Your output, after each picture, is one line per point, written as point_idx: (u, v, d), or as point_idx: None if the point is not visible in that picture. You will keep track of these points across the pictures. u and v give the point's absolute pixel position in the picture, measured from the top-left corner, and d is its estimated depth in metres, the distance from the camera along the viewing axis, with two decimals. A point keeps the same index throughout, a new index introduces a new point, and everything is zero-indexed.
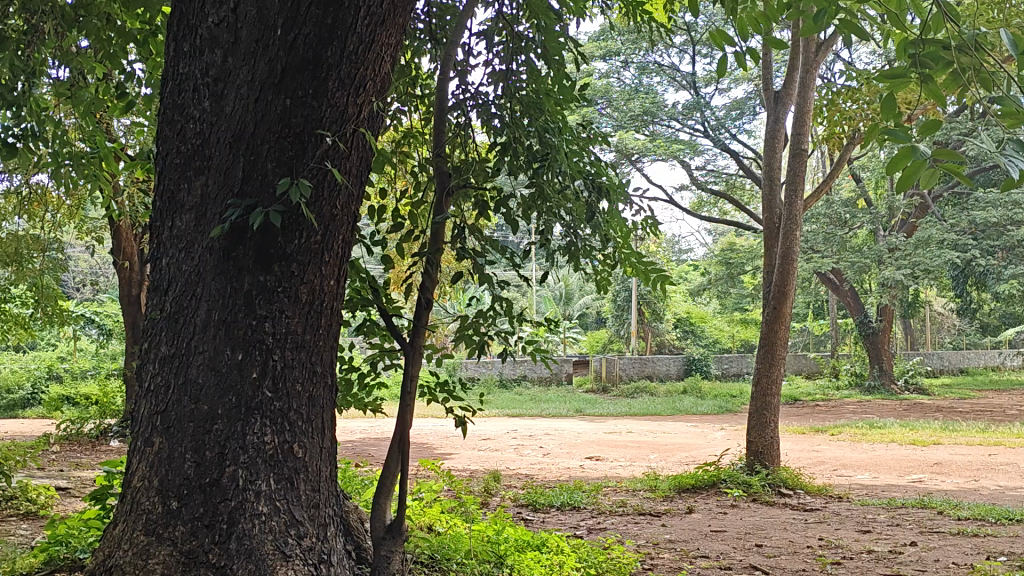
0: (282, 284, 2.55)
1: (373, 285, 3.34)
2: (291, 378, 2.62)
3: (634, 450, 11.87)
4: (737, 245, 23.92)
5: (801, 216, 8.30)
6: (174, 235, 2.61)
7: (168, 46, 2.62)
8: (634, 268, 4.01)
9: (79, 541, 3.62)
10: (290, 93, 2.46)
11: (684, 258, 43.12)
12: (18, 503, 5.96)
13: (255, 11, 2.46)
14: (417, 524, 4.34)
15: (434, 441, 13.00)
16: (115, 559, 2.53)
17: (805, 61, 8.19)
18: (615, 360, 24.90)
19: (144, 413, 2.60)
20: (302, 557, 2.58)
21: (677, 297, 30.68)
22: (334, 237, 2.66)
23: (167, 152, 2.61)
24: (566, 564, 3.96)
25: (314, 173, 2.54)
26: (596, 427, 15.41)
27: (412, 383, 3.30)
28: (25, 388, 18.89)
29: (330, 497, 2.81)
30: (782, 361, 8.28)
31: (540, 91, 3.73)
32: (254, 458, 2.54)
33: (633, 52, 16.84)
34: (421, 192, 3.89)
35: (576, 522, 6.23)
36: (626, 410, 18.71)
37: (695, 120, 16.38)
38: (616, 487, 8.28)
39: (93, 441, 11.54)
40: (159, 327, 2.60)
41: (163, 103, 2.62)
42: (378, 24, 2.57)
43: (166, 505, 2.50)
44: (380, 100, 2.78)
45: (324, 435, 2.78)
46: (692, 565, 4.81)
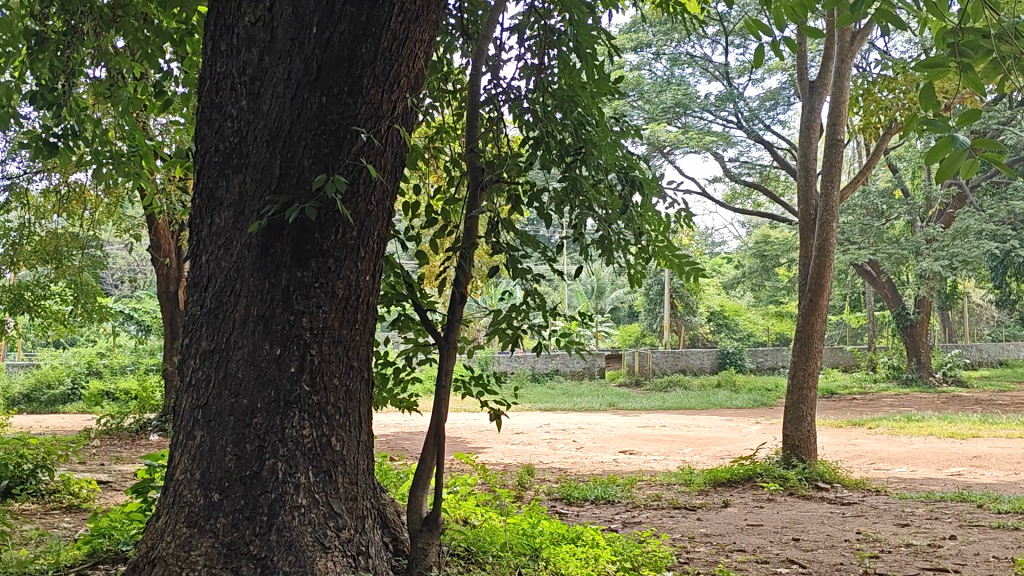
0: (319, 280, 2.57)
1: (407, 280, 3.36)
2: (329, 372, 2.65)
3: (669, 443, 11.84)
4: (771, 237, 23.75)
5: (837, 207, 8.21)
6: (213, 232, 2.64)
7: (205, 45, 2.67)
8: (668, 261, 3.98)
9: (121, 534, 3.70)
10: (325, 90, 2.48)
11: (718, 252, 42.90)
12: (61, 497, 6.12)
13: (291, 10, 2.49)
14: (452, 517, 4.38)
15: (467, 435, 13.05)
16: (157, 551, 2.57)
17: (840, 50, 8.10)
18: (649, 353, 24.86)
19: (186, 407, 2.65)
20: (339, 549, 2.61)
21: (711, 290, 30.51)
22: (369, 233, 2.68)
23: (206, 150, 2.65)
24: (600, 556, 3.95)
25: (349, 169, 2.55)
26: (629, 420, 15.36)
27: (447, 377, 3.31)
28: (65, 383, 19.24)
29: (367, 489, 2.84)
30: (818, 354, 8.20)
31: (574, 85, 3.74)
32: (293, 451, 2.57)
33: (665, 43, 16.70)
34: (454, 187, 3.90)
35: (611, 516, 6.23)
36: (660, 404, 18.64)
37: (729, 112, 16.21)
38: (651, 481, 8.28)
39: (132, 435, 11.73)
40: (199, 322, 2.64)
41: (201, 102, 2.67)
42: (412, 21, 2.60)
43: (207, 498, 2.54)
44: (414, 97, 2.80)
45: (361, 428, 2.81)
46: (729, 558, 4.80)
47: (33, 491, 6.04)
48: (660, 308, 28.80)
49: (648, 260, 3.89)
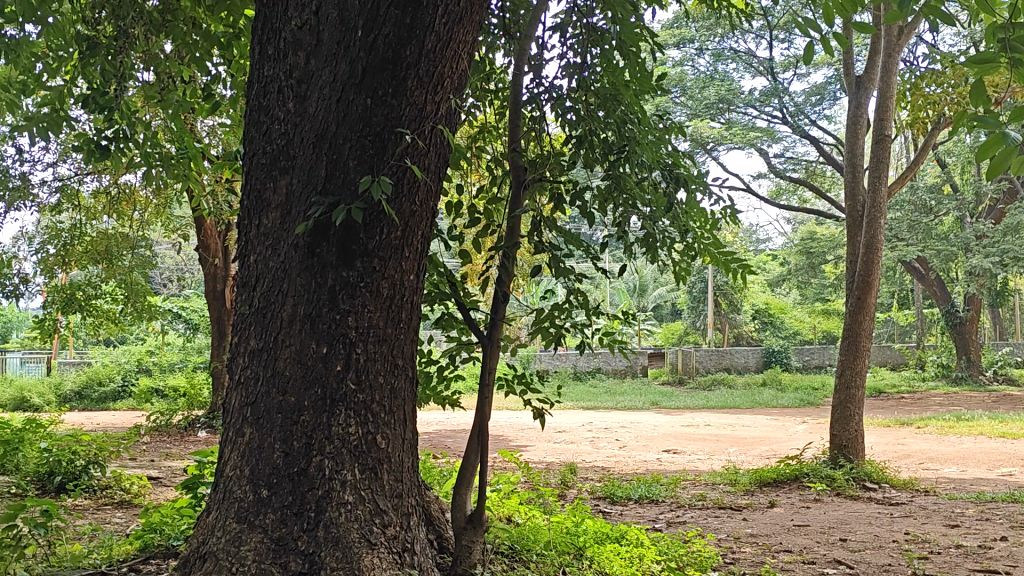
0: (364, 279, 2.60)
1: (450, 278, 3.38)
2: (374, 371, 2.67)
3: (714, 442, 11.76)
4: (818, 234, 23.45)
5: (886, 203, 8.08)
6: (261, 233, 2.69)
7: (253, 49, 2.72)
8: (713, 259, 3.93)
9: (172, 529, 3.78)
10: (370, 92, 2.51)
11: (762, 248, 42.52)
12: (112, 492, 6.26)
13: (337, 13, 2.52)
14: (496, 514, 4.39)
15: (509, 433, 13.09)
16: (208, 545, 2.62)
17: (887, 45, 7.97)
18: (692, 352, 24.71)
19: (236, 404, 2.70)
20: (385, 546, 2.63)
21: (756, 288, 30.22)
22: (414, 232, 2.71)
23: (254, 152, 2.69)
24: (645, 556, 3.95)
25: (394, 170, 2.58)
26: (671, 419, 15.27)
27: (490, 375, 3.31)
28: (115, 381, 19.64)
29: (412, 487, 2.86)
30: (866, 352, 8.09)
31: (616, 84, 3.73)
32: (339, 449, 2.60)
33: (708, 39, 16.56)
34: (495, 186, 3.91)
35: (655, 516, 6.21)
36: (704, 403, 18.54)
37: (773, 107, 16.03)
38: (695, 480, 8.24)
39: (182, 432, 11.94)
40: (248, 321, 2.68)
41: (250, 105, 2.71)
42: (455, 22, 2.62)
43: (256, 494, 2.58)
44: (458, 97, 2.81)
45: (405, 426, 2.84)
46: (775, 559, 4.77)
47: (85, 487, 6.19)
48: (704, 306, 28.61)
49: (692, 257, 3.86)
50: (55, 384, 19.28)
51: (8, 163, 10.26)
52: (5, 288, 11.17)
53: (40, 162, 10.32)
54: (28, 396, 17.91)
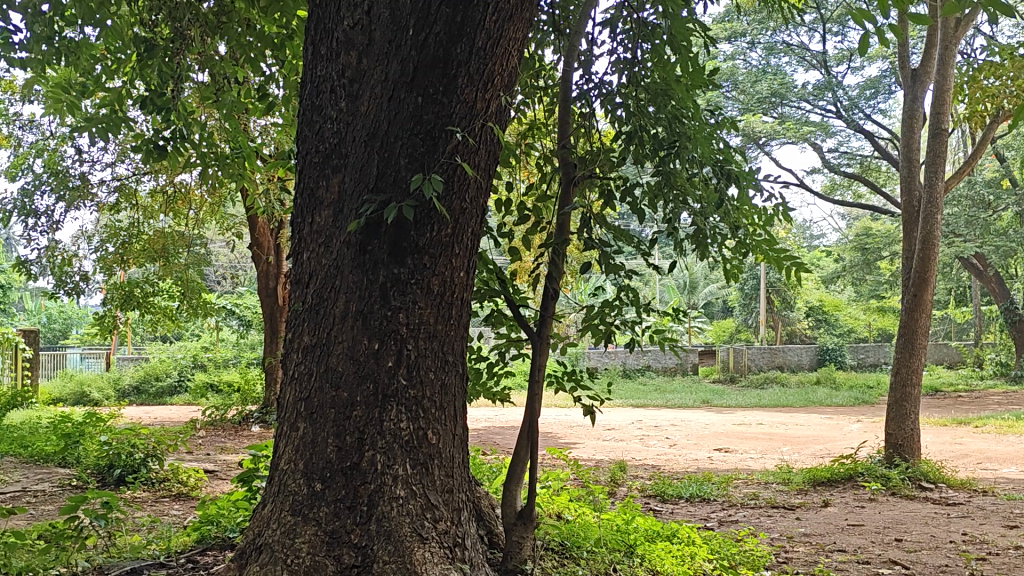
0: (415, 276, 2.63)
1: (500, 275, 3.38)
2: (424, 366, 2.69)
3: (766, 441, 11.64)
4: (873, 230, 23.05)
5: (943, 198, 7.92)
6: (314, 230, 2.73)
7: (306, 50, 2.76)
8: (766, 255, 3.86)
9: (228, 521, 3.86)
10: (421, 91, 2.53)
11: (816, 244, 41.94)
12: (170, 485, 6.40)
13: (388, 12, 2.56)
14: (546, 511, 4.40)
15: (558, 431, 13.07)
16: (264, 537, 2.66)
17: (943, 37, 7.80)
18: (744, 350, 24.52)
19: (290, 399, 2.75)
20: (437, 540, 2.64)
21: (809, 285, 29.77)
22: (464, 229, 2.72)
23: (307, 151, 2.74)
24: (696, 554, 3.92)
25: (445, 168, 2.60)
26: (722, 418, 15.12)
27: (540, 371, 3.31)
28: (172, 376, 20.02)
29: (463, 483, 2.88)
30: (923, 351, 7.94)
31: (667, 79, 3.71)
32: (391, 444, 2.63)
33: (760, 32, 16.36)
34: (544, 184, 3.91)
35: (707, 514, 6.17)
36: (756, 401, 18.34)
37: (827, 101, 15.80)
38: (747, 479, 8.15)
39: (236, 426, 12.14)
40: (301, 318, 2.73)
41: (303, 105, 2.76)
42: (506, 20, 2.62)
43: (310, 488, 2.62)
44: (508, 94, 2.82)
45: (456, 421, 2.85)
46: (829, 558, 4.70)
47: (144, 479, 6.33)
48: (756, 303, 28.28)
49: (743, 254, 3.81)
50: (113, 378, 19.73)
51: (68, 164, 10.53)
52: (66, 286, 11.45)
53: (99, 162, 10.59)
54: (88, 390, 18.35)
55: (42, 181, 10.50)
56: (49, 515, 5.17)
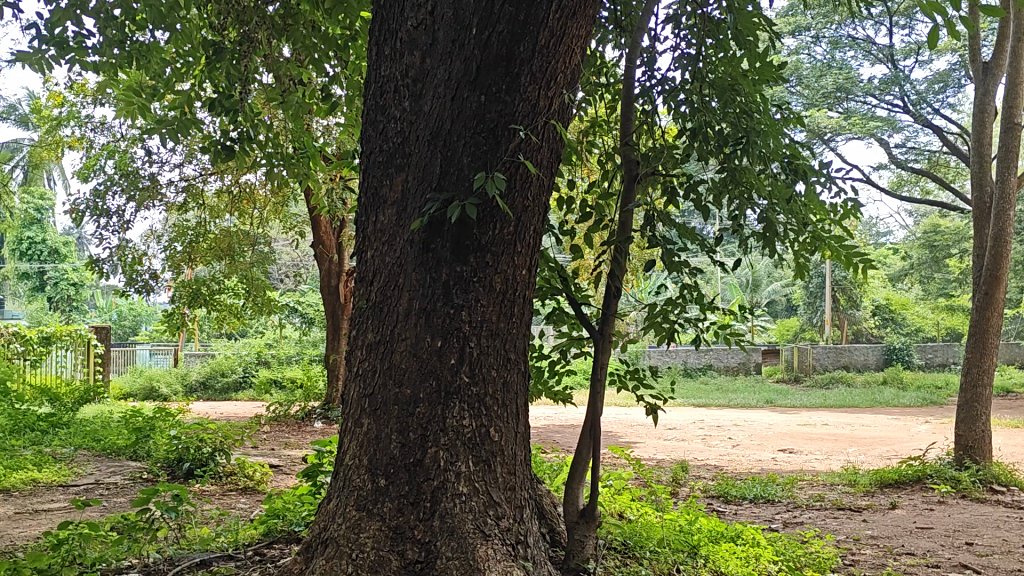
0: (478, 274, 2.64)
1: (562, 274, 3.37)
2: (487, 364, 2.70)
3: (831, 442, 11.43)
4: (942, 227, 22.44)
5: (1016, 194, 7.69)
6: (378, 229, 2.76)
7: (371, 51, 2.81)
8: (833, 253, 3.77)
9: (294, 515, 3.92)
10: (484, 89, 2.55)
11: (883, 242, 41.01)
12: (237, 479, 6.52)
13: (452, 12, 2.59)
14: (608, 510, 4.38)
15: (619, 430, 12.99)
16: (330, 532, 2.70)
17: (1016, 29, 7.55)
18: (809, 349, 24.21)
19: (354, 396, 2.78)
20: (500, 538, 2.63)
21: (875, 283, 29.12)
22: (526, 228, 2.73)
23: (371, 151, 2.77)
24: (761, 556, 3.87)
25: (507, 166, 2.60)
26: (787, 418, 14.89)
27: (602, 370, 3.28)
28: (237, 372, 20.38)
29: (525, 481, 2.88)
30: (995, 351, 7.71)
31: (732, 74, 3.66)
32: (453, 441, 2.64)
33: (825, 26, 16.08)
34: (606, 181, 3.89)
35: (771, 515, 6.09)
36: (820, 402, 18.02)
37: (894, 95, 15.43)
38: (812, 480, 8.01)
39: (299, 422, 12.34)
40: (365, 315, 2.76)
41: (368, 105, 2.80)
42: (570, 17, 2.60)
43: (374, 483, 2.65)
44: (571, 92, 2.81)
45: (518, 419, 2.85)
46: (897, 561, 4.60)
47: (212, 473, 6.48)
48: (820, 302, 27.82)
49: (809, 251, 3.73)
50: (181, 374, 20.21)
51: (139, 165, 10.81)
52: (136, 284, 11.75)
53: (168, 163, 10.84)
54: (157, 386, 18.80)
55: (114, 181, 10.78)
56: (121, 507, 5.31)
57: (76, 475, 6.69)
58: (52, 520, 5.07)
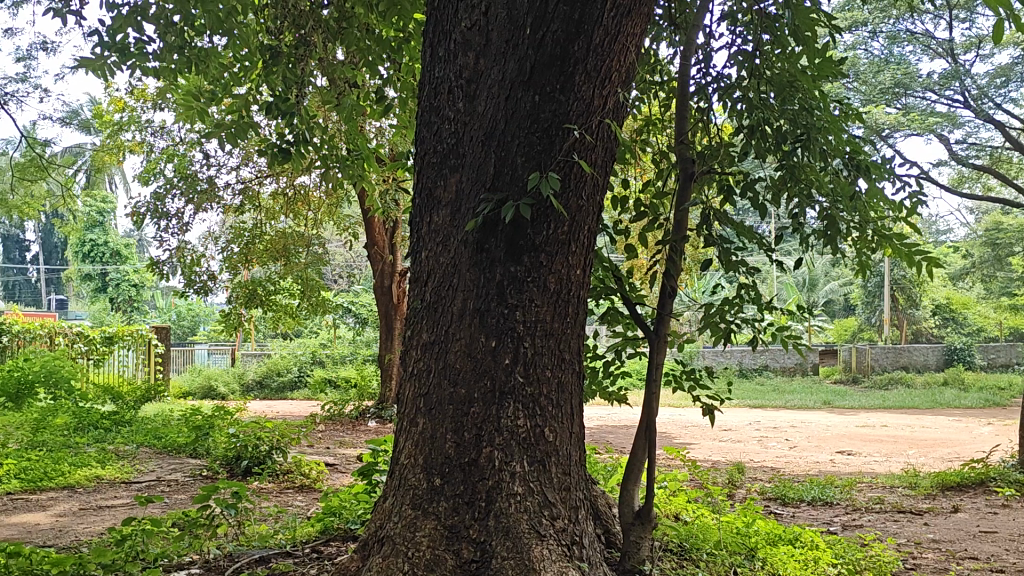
0: (532, 274, 2.63)
1: (616, 273, 3.35)
2: (541, 365, 2.69)
3: (891, 444, 11.21)
4: (1005, 224, 21.88)
5: None
6: (432, 229, 2.77)
7: (425, 53, 2.84)
8: (895, 250, 3.68)
9: (350, 513, 3.96)
10: (538, 89, 2.54)
11: (943, 240, 40.11)
12: (293, 476, 6.60)
13: (506, 12, 2.59)
14: (664, 511, 4.36)
15: (673, 430, 12.89)
16: (386, 530, 2.72)
17: None
18: (867, 349, 23.77)
19: (409, 395, 2.80)
20: (555, 538, 2.62)
21: (936, 282, 28.48)
22: (581, 227, 2.72)
23: (425, 151, 2.79)
24: (820, 559, 3.80)
25: (562, 166, 2.59)
26: (845, 420, 14.64)
27: (657, 370, 3.24)
28: (292, 371, 20.66)
29: (580, 481, 2.87)
30: None
31: (791, 70, 3.61)
32: (508, 441, 2.64)
33: (882, 21, 15.80)
34: (661, 180, 3.87)
35: (829, 518, 5.99)
36: (879, 403, 17.70)
37: (954, 90, 15.10)
38: (872, 483, 7.86)
39: (354, 421, 12.46)
40: (420, 315, 2.78)
41: (422, 106, 2.82)
42: (625, 15, 2.58)
43: (429, 482, 2.67)
44: (626, 90, 2.79)
45: (573, 419, 2.84)
46: (960, 566, 4.49)
47: (270, 470, 6.57)
48: (879, 301, 27.33)
49: (870, 249, 3.65)
50: (239, 373, 20.56)
51: (197, 168, 11.02)
52: (195, 285, 11.97)
53: (225, 166, 11.03)
54: (215, 385, 19.16)
55: (173, 184, 10.99)
56: (182, 503, 5.42)
57: (138, 472, 6.84)
58: (116, 516, 5.19)
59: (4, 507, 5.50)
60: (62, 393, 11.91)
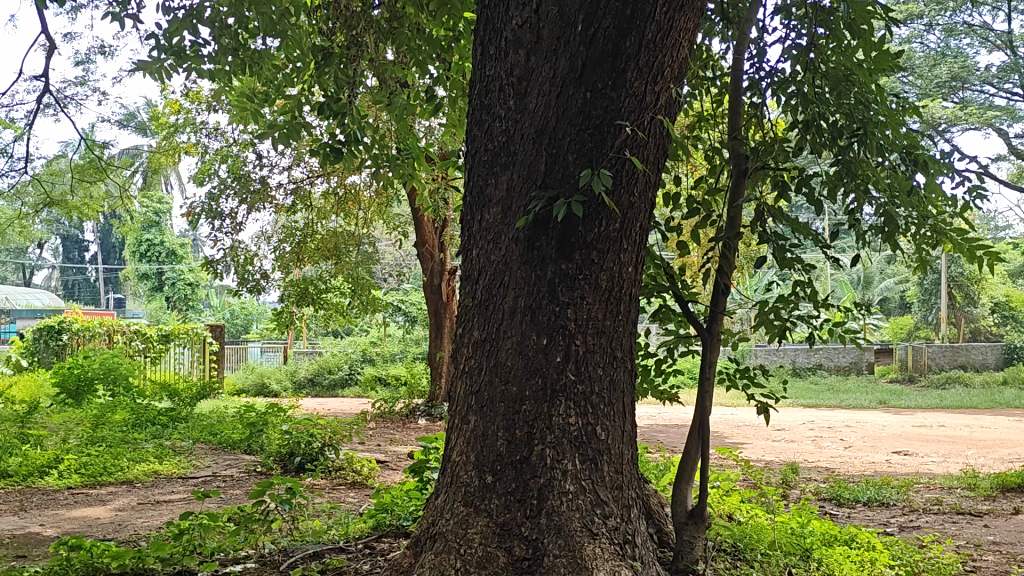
0: (583, 271, 2.62)
1: (668, 271, 3.32)
2: (594, 362, 2.69)
3: (949, 444, 10.96)
4: None
5: None
6: (483, 227, 2.78)
7: (476, 52, 2.85)
8: (955, 245, 3.60)
9: (402, 509, 3.98)
10: (590, 86, 2.53)
11: (1004, 237, 39.12)
12: (346, 473, 6.65)
13: (557, 9, 2.59)
14: (717, 511, 4.32)
15: (725, 430, 12.75)
16: (438, 527, 2.73)
17: None
18: (924, 348, 23.27)
19: (460, 393, 2.81)
20: (607, 536, 2.62)
21: (996, 279, 27.78)
22: (632, 224, 2.70)
23: (476, 150, 2.80)
24: (877, 560, 3.72)
25: (613, 162, 2.58)
26: (902, 419, 14.35)
27: (711, 369, 3.21)
28: (343, 369, 20.88)
29: (633, 480, 2.86)
30: None
31: (847, 65, 3.55)
32: (560, 438, 2.64)
33: (938, 14, 15.63)
34: (714, 176, 3.84)
35: (886, 519, 5.88)
36: (936, 402, 17.34)
37: (1013, 83, 14.79)
38: (930, 484, 7.69)
39: (404, 418, 12.54)
40: (471, 313, 2.79)
41: (473, 104, 2.84)
42: (677, 10, 2.57)
43: (481, 480, 2.68)
44: (678, 86, 2.77)
45: (625, 418, 2.83)
46: (1022, 569, 4.37)
47: (323, 467, 6.65)
48: (936, 299, 26.77)
49: (928, 245, 3.58)
50: (291, 370, 20.83)
51: (250, 168, 11.18)
52: (248, 283, 12.14)
53: (278, 166, 11.17)
54: (268, 382, 19.50)
55: (227, 185, 11.17)
56: (237, 499, 5.51)
57: (194, 467, 6.97)
58: (174, 510, 5.29)
59: (64, 501, 5.63)
60: (121, 390, 12.18)
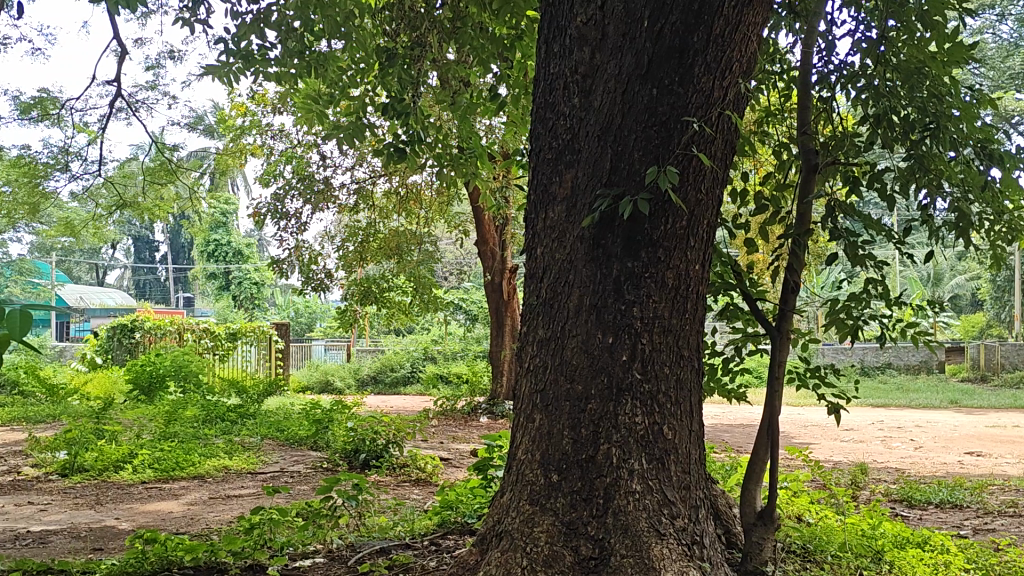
0: (649, 269, 2.60)
1: (735, 268, 3.27)
2: (659, 361, 2.66)
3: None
4: None
5: None
6: (548, 225, 2.77)
7: (540, 50, 2.85)
8: None
9: (466, 507, 3.99)
10: (656, 82, 2.51)
11: None
12: (409, 470, 6.70)
13: (623, 5, 2.57)
14: (786, 512, 4.26)
15: (792, 430, 12.55)
16: (504, 525, 2.74)
17: None
18: (997, 346, 22.53)
19: (525, 391, 2.81)
20: (675, 537, 2.60)
21: None
22: (699, 221, 2.67)
23: (541, 148, 2.80)
24: (952, 563, 3.63)
25: (680, 159, 2.55)
26: (975, 420, 13.97)
27: (779, 369, 3.15)
28: (405, 367, 21.05)
29: (701, 480, 2.83)
30: None
31: (919, 56, 3.47)
32: (626, 438, 2.62)
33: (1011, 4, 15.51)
34: (781, 172, 3.78)
35: (960, 522, 5.72)
36: (1010, 402, 16.84)
37: None
38: (1005, 485, 7.47)
39: (466, 415, 12.59)
40: (536, 311, 2.78)
41: (537, 102, 2.83)
42: (745, 5, 2.53)
43: (547, 478, 2.67)
44: (746, 81, 2.73)
45: (692, 418, 2.80)
46: None
47: (387, 465, 6.71)
48: (1009, 296, 26.03)
49: (1005, 239, 3.47)
50: (354, 369, 21.09)
51: (315, 169, 11.34)
52: (312, 282, 12.31)
53: (341, 166, 11.32)
54: (331, 379, 19.78)
55: (292, 185, 11.35)
56: (305, 495, 5.59)
57: (263, 462, 7.12)
58: (243, 505, 5.40)
59: (138, 495, 5.79)
60: (191, 387, 12.45)
